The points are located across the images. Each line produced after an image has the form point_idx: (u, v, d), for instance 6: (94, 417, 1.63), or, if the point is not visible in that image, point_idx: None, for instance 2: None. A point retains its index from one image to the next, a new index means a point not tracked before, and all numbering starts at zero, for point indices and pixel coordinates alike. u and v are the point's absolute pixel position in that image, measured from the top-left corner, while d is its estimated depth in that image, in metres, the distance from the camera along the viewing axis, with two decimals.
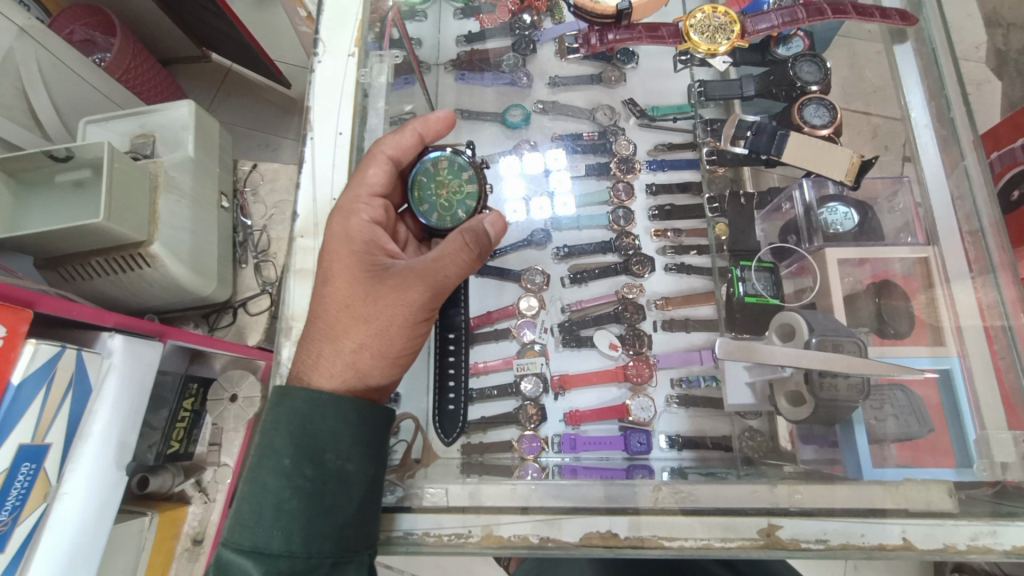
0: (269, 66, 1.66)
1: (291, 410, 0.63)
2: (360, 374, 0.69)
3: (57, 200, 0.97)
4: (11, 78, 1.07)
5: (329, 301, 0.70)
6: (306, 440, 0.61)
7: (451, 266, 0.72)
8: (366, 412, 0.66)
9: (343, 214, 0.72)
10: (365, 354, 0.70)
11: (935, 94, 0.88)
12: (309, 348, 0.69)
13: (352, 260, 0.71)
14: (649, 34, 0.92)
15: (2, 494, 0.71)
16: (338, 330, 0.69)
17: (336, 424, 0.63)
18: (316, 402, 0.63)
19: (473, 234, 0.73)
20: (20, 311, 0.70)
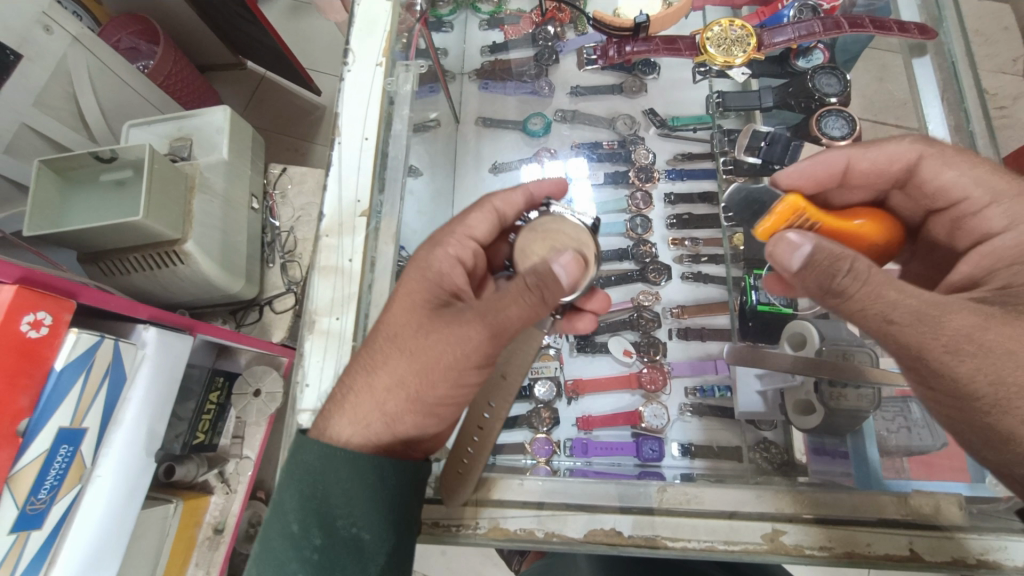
0: (301, 74, 1.73)
1: (302, 466, 0.58)
2: (386, 419, 0.63)
3: (100, 198, 1.03)
4: (62, 83, 1.14)
5: (380, 328, 0.66)
6: (316, 502, 0.57)
7: (513, 308, 0.61)
8: (388, 475, 0.60)
9: (434, 245, 0.72)
10: (395, 398, 0.63)
11: (955, 108, 0.89)
12: (347, 375, 0.65)
13: (418, 291, 0.68)
14: (666, 45, 0.94)
15: (41, 474, 0.75)
16: (379, 361, 0.64)
17: (351, 484, 0.58)
18: (328, 458, 0.58)
19: (541, 275, 0.61)
20: (64, 301, 0.75)
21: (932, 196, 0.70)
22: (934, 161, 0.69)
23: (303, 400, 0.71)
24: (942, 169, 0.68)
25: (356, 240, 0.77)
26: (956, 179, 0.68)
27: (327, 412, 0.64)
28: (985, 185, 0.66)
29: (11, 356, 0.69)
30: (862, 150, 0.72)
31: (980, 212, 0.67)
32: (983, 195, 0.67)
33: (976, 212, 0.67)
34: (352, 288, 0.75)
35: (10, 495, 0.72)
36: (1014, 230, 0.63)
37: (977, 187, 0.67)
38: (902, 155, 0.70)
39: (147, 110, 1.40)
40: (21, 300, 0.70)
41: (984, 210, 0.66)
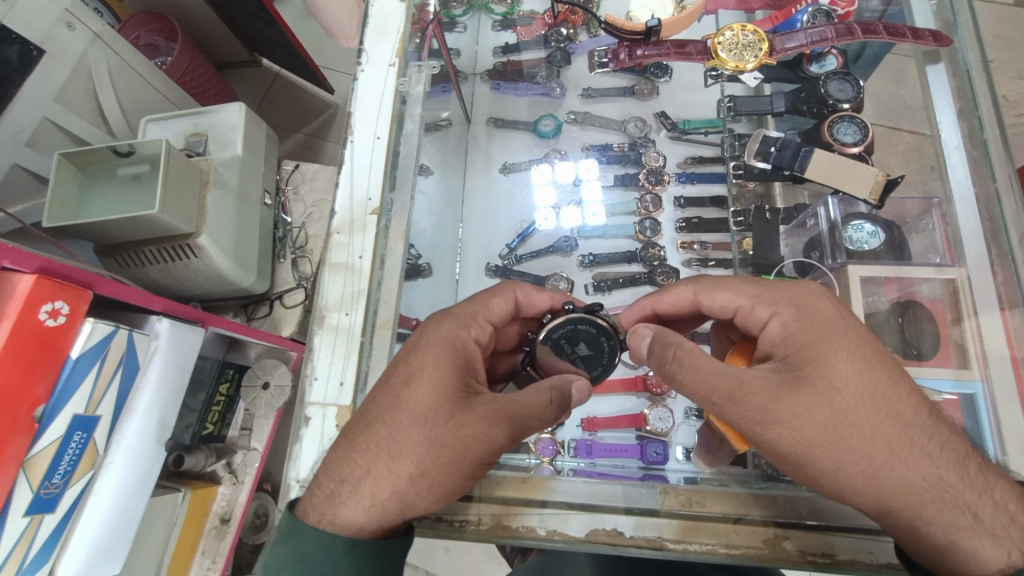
0: (315, 73, 1.74)
1: (299, 554, 0.58)
2: (402, 507, 0.60)
3: (118, 192, 1.05)
4: (84, 79, 1.16)
5: (401, 409, 0.62)
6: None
7: (535, 419, 0.65)
8: (385, 558, 0.61)
9: (459, 323, 0.70)
10: (417, 487, 0.60)
11: (968, 115, 0.86)
12: (360, 457, 0.61)
13: (445, 375, 0.64)
14: (677, 50, 0.94)
15: (55, 459, 0.77)
16: (402, 446, 0.61)
17: (348, 573, 0.58)
18: (327, 545, 0.58)
19: (562, 392, 0.67)
20: (80, 292, 0.77)
21: (721, 315, 0.73)
22: (703, 292, 0.73)
23: (313, 394, 0.72)
24: (713, 295, 0.71)
25: (367, 238, 0.78)
26: (727, 299, 0.71)
27: (334, 494, 0.61)
28: (746, 292, 0.69)
29: (29, 344, 0.71)
30: (655, 300, 0.77)
31: (752, 313, 0.69)
32: (749, 299, 0.69)
33: (750, 313, 0.69)
34: (362, 285, 0.76)
35: (25, 479, 0.74)
36: (777, 321, 0.66)
37: (744, 296, 0.69)
38: (682, 301, 0.75)
39: (165, 106, 1.42)
40: (40, 291, 0.71)
41: (754, 313, 0.68)
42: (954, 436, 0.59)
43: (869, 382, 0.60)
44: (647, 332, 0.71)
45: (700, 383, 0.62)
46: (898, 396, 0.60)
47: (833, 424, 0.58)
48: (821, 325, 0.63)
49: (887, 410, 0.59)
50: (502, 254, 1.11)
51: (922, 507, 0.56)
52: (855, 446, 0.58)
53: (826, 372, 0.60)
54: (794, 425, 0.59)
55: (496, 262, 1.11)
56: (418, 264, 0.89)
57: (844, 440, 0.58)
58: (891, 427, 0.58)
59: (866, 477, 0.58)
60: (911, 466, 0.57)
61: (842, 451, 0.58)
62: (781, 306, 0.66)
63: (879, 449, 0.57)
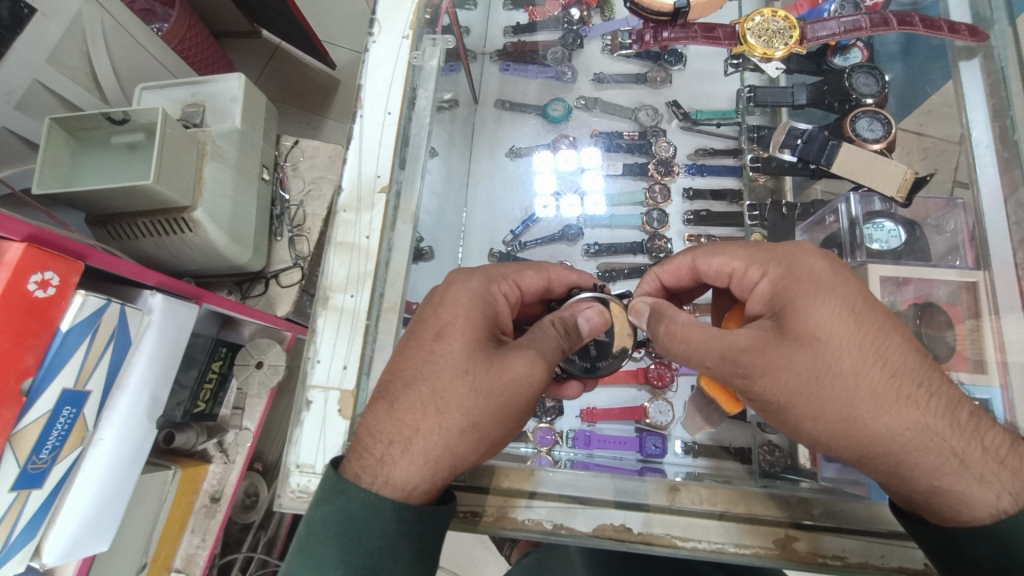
0: (317, 47, 1.69)
1: (346, 516, 0.55)
2: (453, 463, 0.58)
3: (112, 160, 1.01)
4: (77, 40, 1.11)
5: (441, 361, 0.60)
6: (357, 557, 0.54)
7: (555, 350, 0.65)
8: (429, 522, 0.58)
9: (488, 278, 0.68)
10: (468, 439, 0.59)
11: (1000, 115, 0.83)
12: (405, 417, 0.59)
13: (473, 328, 0.63)
14: (704, 33, 0.91)
15: (44, 434, 0.75)
16: (449, 400, 0.59)
17: (391, 538, 0.55)
18: (374, 506, 0.55)
19: (566, 323, 0.68)
20: (72, 262, 0.74)
21: (720, 279, 0.72)
22: (700, 259, 0.72)
23: (315, 376, 0.70)
24: (710, 260, 0.71)
25: (374, 216, 0.75)
26: (724, 262, 0.70)
27: (384, 456, 0.57)
28: (739, 255, 0.68)
29: (19, 315, 0.68)
30: (658, 271, 0.78)
31: (745, 275, 0.68)
32: (743, 262, 0.68)
33: (745, 276, 0.68)
34: (368, 265, 0.74)
35: (12, 452, 0.71)
36: (768, 281, 0.65)
37: (738, 259, 0.69)
38: (682, 271, 0.75)
39: (160, 73, 1.37)
40: (30, 258, 0.68)
41: (748, 274, 0.68)
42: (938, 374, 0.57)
43: (857, 332, 0.58)
44: (643, 308, 0.71)
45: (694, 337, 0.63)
46: (880, 342, 0.58)
47: (816, 372, 0.58)
48: (807, 280, 0.62)
49: (872, 359, 0.57)
50: (506, 240, 1.09)
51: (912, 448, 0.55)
52: (838, 395, 0.57)
53: (832, 340, 0.58)
54: (776, 376, 0.59)
55: (500, 248, 1.08)
56: (421, 247, 0.87)
57: (826, 386, 0.57)
58: (869, 373, 0.57)
59: (846, 421, 0.57)
60: (893, 415, 0.55)
61: (818, 402, 0.58)
62: (772, 266, 0.65)
63: (868, 400, 0.56)
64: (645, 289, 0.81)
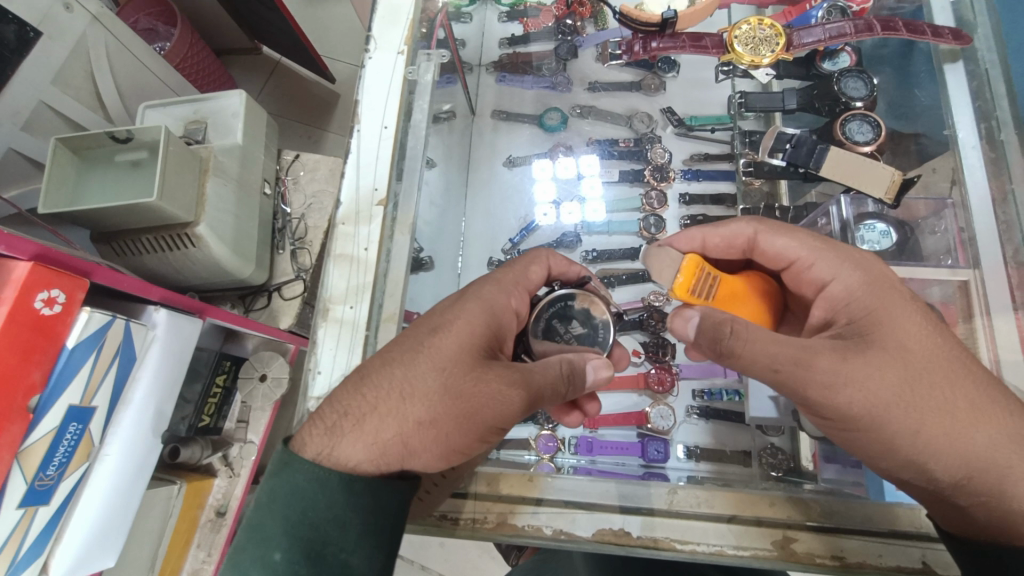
0: (317, 63, 1.72)
1: (291, 488, 0.56)
2: (403, 454, 0.59)
3: (115, 178, 1.03)
4: (81, 61, 1.13)
5: (423, 353, 0.61)
6: (303, 530, 0.55)
7: (549, 386, 0.64)
8: (380, 499, 0.58)
9: (500, 288, 0.69)
10: (422, 435, 0.59)
11: (987, 115, 0.85)
12: (368, 394, 0.60)
13: (479, 330, 0.64)
14: (692, 43, 0.92)
15: (50, 449, 0.76)
16: (416, 389, 0.60)
17: (339, 510, 0.56)
18: (322, 481, 0.56)
19: (572, 366, 0.67)
20: (77, 279, 0.75)
21: (774, 262, 0.71)
22: (762, 234, 0.70)
23: (315, 387, 0.71)
24: (775, 239, 0.69)
25: (373, 229, 0.76)
26: (787, 245, 0.68)
27: (335, 427, 0.59)
28: (808, 244, 0.67)
29: (23, 332, 0.69)
30: (709, 231, 0.74)
31: (810, 268, 0.67)
32: (810, 253, 0.67)
33: (810, 268, 0.67)
34: (367, 277, 0.75)
35: (19, 469, 0.72)
36: (838, 284, 0.64)
37: (806, 249, 0.67)
38: (739, 240, 0.73)
39: (162, 91, 1.39)
40: (36, 277, 0.69)
41: (813, 269, 0.67)
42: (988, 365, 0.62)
43: (940, 353, 0.59)
44: (693, 313, 0.63)
45: (761, 353, 0.58)
46: (961, 371, 0.58)
47: (907, 382, 0.57)
48: (889, 293, 0.61)
49: (927, 341, 0.59)
50: (505, 248, 1.10)
51: (921, 433, 0.57)
52: (877, 372, 0.57)
53: (839, 356, 0.58)
54: (860, 387, 0.57)
55: (499, 256, 1.09)
56: (422, 257, 0.88)
57: (871, 363, 0.57)
58: (944, 386, 0.58)
59: (884, 399, 0.57)
60: (968, 438, 0.56)
61: (910, 406, 0.57)
62: (844, 270, 0.64)
63: (919, 414, 0.57)
64: (684, 248, 0.76)
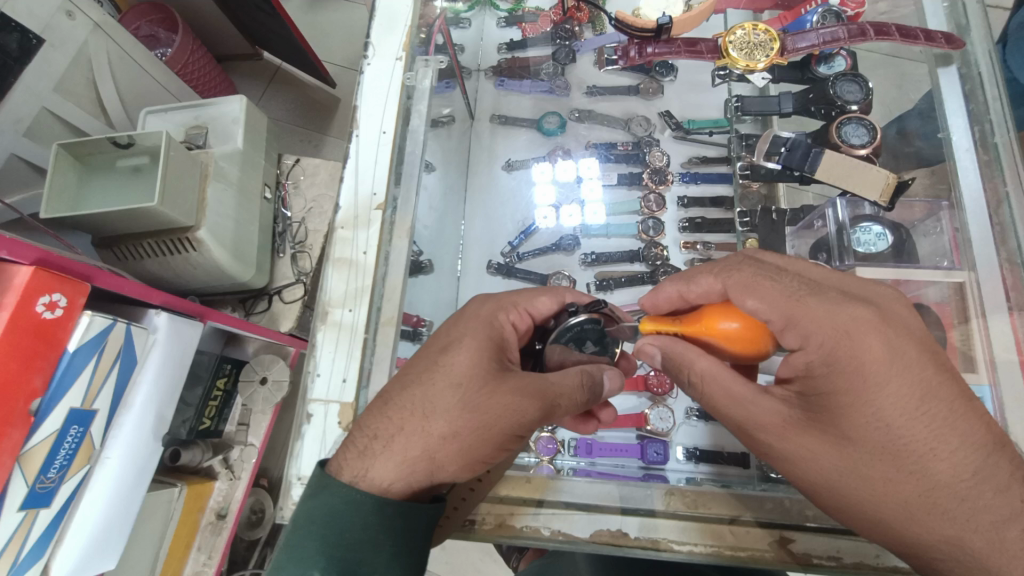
0: (318, 68, 1.73)
1: (327, 508, 0.57)
2: (431, 468, 0.59)
3: (117, 184, 1.03)
4: (83, 68, 1.14)
5: (438, 371, 0.61)
6: (337, 550, 0.55)
7: (566, 399, 0.64)
8: (409, 521, 0.59)
9: (496, 307, 0.69)
10: (447, 448, 0.59)
11: (980, 119, 0.84)
12: (394, 414, 0.60)
13: (486, 345, 0.64)
14: (687, 48, 0.94)
15: (51, 453, 0.76)
16: (435, 406, 0.60)
17: (373, 530, 0.57)
18: (355, 500, 0.57)
19: (592, 378, 0.66)
20: (79, 284, 0.75)
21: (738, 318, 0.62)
22: (732, 292, 0.61)
23: (315, 390, 0.71)
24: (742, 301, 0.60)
25: (371, 233, 0.77)
26: (757, 308, 0.59)
27: (367, 449, 0.60)
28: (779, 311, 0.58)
29: (24, 336, 0.70)
30: (683, 286, 0.67)
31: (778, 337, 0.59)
32: (778, 319, 0.58)
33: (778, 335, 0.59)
34: (365, 281, 0.76)
35: (20, 473, 0.72)
36: (799, 356, 0.59)
37: (774, 314, 0.58)
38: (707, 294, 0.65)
39: (163, 97, 1.41)
40: (38, 282, 0.70)
41: (781, 338, 0.59)
42: (990, 436, 0.54)
43: (898, 426, 0.54)
44: (654, 351, 0.69)
45: (727, 393, 0.63)
46: (919, 448, 0.54)
47: (841, 454, 0.57)
48: (850, 365, 0.55)
49: (880, 408, 0.55)
50: (504, 252, 1.10)
51: (854, 497, 0.58)
52: (809, 447, 0.59)
53: (780, 428, 0.61)
54: (787, 452, 0.61)
55: (498, 259, 1.10)
56: (421, 261, 0.88)
57: (803, 438, 0.59)
58: (892, 459, 0.55)
59: (820, 470, 0.59)
60: (908, 510, 0.55)
61: (849, 477, 0.57)
62: (810, 341, 0.57)
63: (859, 484, 0.57)
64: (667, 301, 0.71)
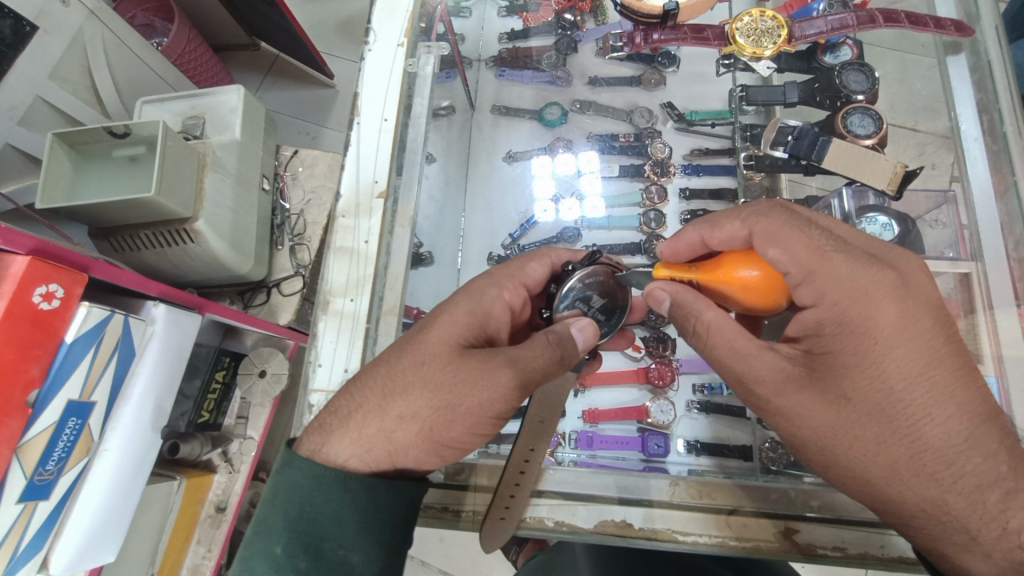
0: (316, 58, 1.71)
1: (292, 484, 0.56)
2: (390, 450, 0.59)
3: (113, 173, 1.02)
4: (78, 56, 1.13)
5: (407, 352, 0.61)
6: (302, 526, 0.55)
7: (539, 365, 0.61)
8: (376, 497, 0.57)
9: (495, 282, 0.68)
10: (405, 429, 0.59)
11: (988, 109, 0.84)
12: (358, 394, 0.61)
13: (461, 327, 0.63)
14: (694, 35, 0.93)
15: (49, 446, 0.75)
16: (396, 386, 0.60)
17: (339, 507, 0.56)
18: (318, 478, 0.56)
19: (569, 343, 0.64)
20: (76, 274, 0.74)
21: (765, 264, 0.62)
22: (757, 239, 0.61)
23: (316, 381, 0.71)
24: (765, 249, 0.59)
25: (373, 222, 0.76)
26: (778, 258, 0.59)
27: (325, 427, 0.60)
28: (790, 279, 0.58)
29: (22, 326, 0.69)
30: (706, 231, 0.66)
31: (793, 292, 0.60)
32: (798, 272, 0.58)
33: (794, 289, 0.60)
34: (367, 270, 0.75)
35: (19, 465, 0.72)
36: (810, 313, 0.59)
37: (795, 266, 0.58)
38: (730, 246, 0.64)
39: (160, 86, 1.39)
40: (35, 272, 0.69)
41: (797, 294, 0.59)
42: (986, 407, 0.55)
43: (898, 385, 0.55)
44: (663, 296, 0.67)
45: (726, 344, 0.62)
46: (917, 409, 0.55)
47: (838, 412, 0.57)
48: (858, 321, 0.56)
49: (882, 365, 0.55)
50: (505, 243, 1.10)
51: (847, 457, 0.57)
52: (806, 404, 0.58)
53: (778, 383, 0.59)
54: (783, 408, 0.59)
55: (499, 251, 1.09)
56: (420, 252, 0.87)
57: (800, 393, 0.58)
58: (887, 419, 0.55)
59: (816, 428, 0.58)
60: (901, 472, 0.55)
61: (844, 436, 0.57)
62: (826, 296, 0.57)
63: (852, 443, 0.57)
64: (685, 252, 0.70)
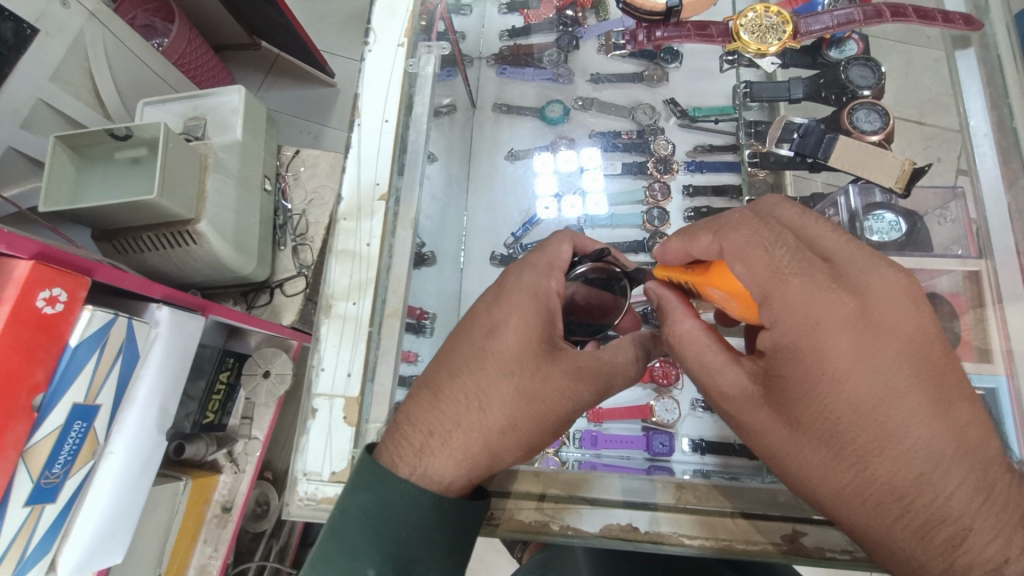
0: (316, 57, 1.71)
1: (382, 504, 0.55)
2: (490, 461, 0.59)
3: (116, 175, 1.02)
4: (78, 58, 1.12)
5: (489, 360, 0.61)
6: (393, 547, 0.55)
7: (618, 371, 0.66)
8: (465, 516, 0.59)
9: (537, 277, 0.67)
10: (508, 441, 0.60)
11: (997, 103, 0.82)
12: (449, 408, 0.60)
13: (534, 331, 0.63)
14: (697, 32, 0.91)
15: (54, 450, 0.75)
16: (491, 398, 0.60)
17: (429, 528, 0.56)
18: (413, 497, 0.56)
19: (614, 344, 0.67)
20: (79, 277, 0.74)
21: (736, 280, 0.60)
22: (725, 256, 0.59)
23: (320, 384, 0.71)
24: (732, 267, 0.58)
25: (375, 223, 0.76)
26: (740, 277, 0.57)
27: (424, 446, 0.58)
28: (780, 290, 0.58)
29: (26, 331, 0.69)
30: (687, 244, 0.65)
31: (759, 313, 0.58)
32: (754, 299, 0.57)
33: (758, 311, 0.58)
34: (370, 272, 0.75)
35: (25, 468, 0.72)
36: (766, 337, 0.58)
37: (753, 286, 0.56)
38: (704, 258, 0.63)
39: (161, 88, 1.38)
40: (37, 276, 0.69)
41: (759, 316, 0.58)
42: (956, 441, 0.50)
43: (850, 417, 0.53)
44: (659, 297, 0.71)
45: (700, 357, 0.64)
46: (872, 440, 0.52)
47: (791, 432, 0.57)
48: (808, 351, 0.54)
49: (835, 394, 0.53)
50: (506, 243, 1.09)
51: (800, 476, 0.57)
52: (760, 423, 0.59)
53: (739, 400, 0.60)
54: (742, 421, 0.61)
55: (501, 251, 1.08)
56: (422, 252, 0.86)
57: (755, 411, 0.59)
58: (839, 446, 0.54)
59: (771, 446, 0.59)
60: (850, 497, 0.54)
61: (796, 456, 0.57)
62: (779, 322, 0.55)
63: (804, 463, 0.57)
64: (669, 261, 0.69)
